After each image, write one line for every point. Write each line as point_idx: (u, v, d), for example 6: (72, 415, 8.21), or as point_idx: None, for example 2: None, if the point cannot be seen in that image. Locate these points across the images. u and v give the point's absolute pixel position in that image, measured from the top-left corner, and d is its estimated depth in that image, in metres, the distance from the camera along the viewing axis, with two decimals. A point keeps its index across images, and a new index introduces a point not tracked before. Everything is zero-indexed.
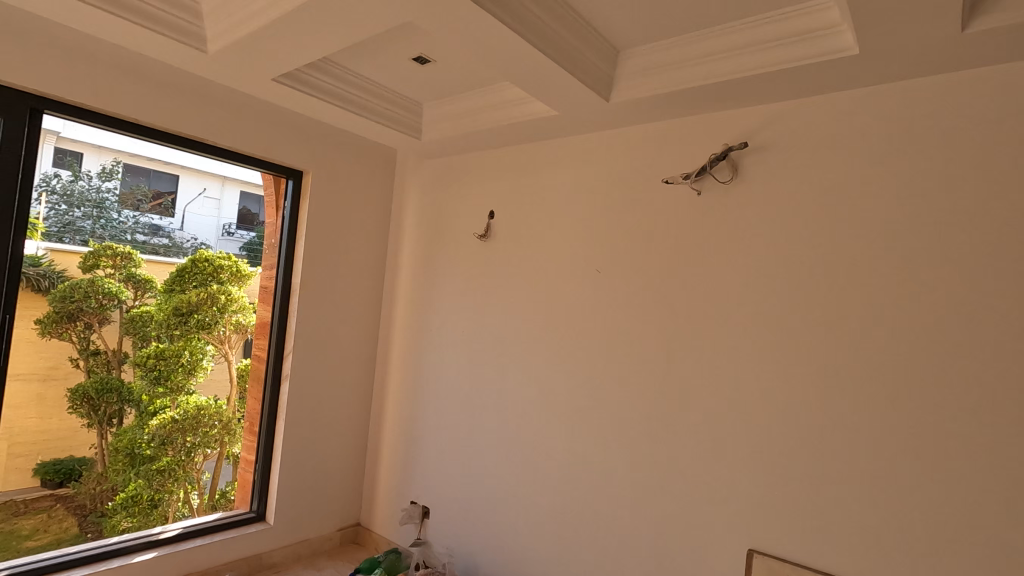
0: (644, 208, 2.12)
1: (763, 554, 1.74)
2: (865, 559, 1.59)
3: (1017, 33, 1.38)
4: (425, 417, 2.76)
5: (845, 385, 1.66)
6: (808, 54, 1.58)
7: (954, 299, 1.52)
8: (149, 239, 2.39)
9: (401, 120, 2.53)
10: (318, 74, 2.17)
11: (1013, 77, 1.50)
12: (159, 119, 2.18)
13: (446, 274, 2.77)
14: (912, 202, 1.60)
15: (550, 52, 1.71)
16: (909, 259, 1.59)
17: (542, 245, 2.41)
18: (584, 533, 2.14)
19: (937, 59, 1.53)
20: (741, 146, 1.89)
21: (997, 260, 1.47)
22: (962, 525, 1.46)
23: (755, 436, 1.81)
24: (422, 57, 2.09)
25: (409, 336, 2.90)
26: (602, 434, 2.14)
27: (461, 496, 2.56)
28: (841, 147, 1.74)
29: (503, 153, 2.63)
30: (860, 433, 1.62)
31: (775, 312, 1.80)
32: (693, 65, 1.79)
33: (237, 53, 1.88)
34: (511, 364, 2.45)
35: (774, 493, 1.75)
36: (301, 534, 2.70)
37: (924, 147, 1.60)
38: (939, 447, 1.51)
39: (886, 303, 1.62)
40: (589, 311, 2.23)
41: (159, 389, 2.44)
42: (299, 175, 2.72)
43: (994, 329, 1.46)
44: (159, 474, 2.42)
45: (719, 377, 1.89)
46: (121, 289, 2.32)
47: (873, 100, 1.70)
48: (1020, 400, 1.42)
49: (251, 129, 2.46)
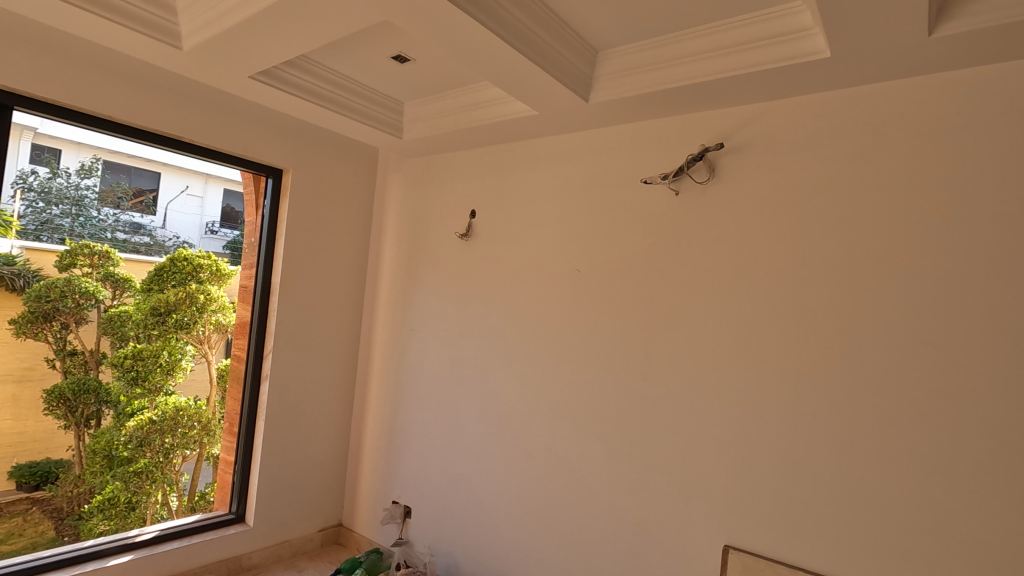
0: (623, 207, 2.14)
1: (738, 550, 1.77)
2: (835, 552, 1.63)
3: (979, 39, 1.42)
4: (407, 417, 2.75)
5: (817, 383, 1.69)
6: (786, 54, 1.59)
7: (924, 298, 1.55)
8: (130, 237, 2.35)
9: (382, 119, 2.52)
10: (297, 72, 2.16)
11: (982, 81, 1.53)
12: (136, 116, 2.15)
13: (429, 273, 2.77)
14: (885, 202, 1.63)
15: (529, 53, 1.71)
16: (881, 259, 1.62)
17: (523, 245, 2.41)
18: (565, 531, 2.15)
19: (904, 64, 1.56)
20: (717, 147, 1.91)
21: (965, 260, 1.51)
22: (927, 518, 1.50)
23: (731, 434, 1.83)
24: (401, 56, 2.08)
25: (391, 335, 2.90)
26: (581, 433, 2.15)
27: (443, 495, 2.55)
28: (816, 149, 1.76)
29: (483, 152, 2.63)
30: (831, 430, 1.66)
31: (750, 311, 1.83)
32: (672, 66, 1.80)
33: (213, 51, 1.86)
34: (493, 363, 2.45)
35: (748, 489, 1.78)
36: (282, 535, 2.68)
37: (898, 149, 1.63)
38: (909, 442, 1.54)
39: (855, 302, 1.65)
40: (568, 310, 2.24)
41: (137, 389, 2.41)
42: (279, 173, 2.69)
43: (957, 328, 1.50)
44: (136, 476, 2.38)
45: (696, 375, 1.91)
46: (98, 288, 2.30)
47: (843, 103, 1.73)
48: (980, 397, 1.46)
49: (230, 126, 2.43)
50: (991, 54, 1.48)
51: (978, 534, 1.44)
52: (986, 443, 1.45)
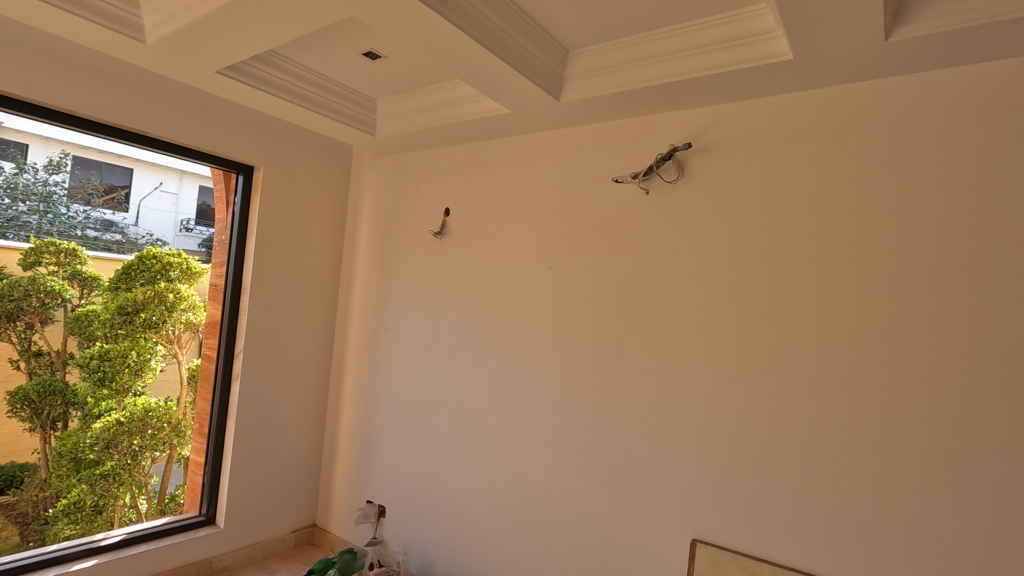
0: (596, 206, 2.15)
1: (706, 543, 1.80)
2: (797, 544, 1.67)
3: (935, 43, 1.46)
4: (381, 416, 2.74)
5: (780, 379, 1.73)
6: (747, 57, 1.63)
7: (884, 295, 1.60)
8: (101, 235, 2.27)
9: (355, 117, 2.50)
10: (265, 66, 2.12)
11: (938, 85, 1.58)
12: (100, 111, 2.10)
13: (403, 272, 2.75)
14: (847, 202, 1.67)
15: (499, 52, 1.72)
16: (841, 258, 1.67)
17: (496, 243, 2.42)
18: (537, 529, 2.16)
19: (864, 67, 1.60)
20: (685, 147, 1.93)
21: (921, 258, 1.56)
22: (884, 508, 1.55)
23: (700, 430, 1.86)
24: (372, 52, 2.06)
25: (365, 335, 2.88)
26: (554, 431, 2.16)
27: (417, 495, 2.55)
28: (781, 149, 1.80)
29: (458, 150, 2.62)
30: (794, 424, 1.70)
31: (718, 309, 1.86)
32: (639, 67, 1.82)
33: (178, 44, 1.82)
34: (467, 363, 2.44)
35: (716, 485, 1.81)
36: (254, 536, 2.65)
37: (859, 149, 1.67)
38: (868, 435, 1.59)
39: (817, 300, 1.69)
40: (540, 309, 2.25)
41: (104, 391, 2.29)
42: (250, 170, 2.66)
43: (915, 326, 1.55)
44: (103, 478, 2.30)
45: (665, 373, 1.94)
46: (64, 288, 2.17)
47: (807, 105, 1.77)
48: (933, 393, 1.51)
49: (199, 123, 2.39)
50: (946, 58, 1.53)
51: (933, 525, 1.49)
52: (940, 436, 1.50)
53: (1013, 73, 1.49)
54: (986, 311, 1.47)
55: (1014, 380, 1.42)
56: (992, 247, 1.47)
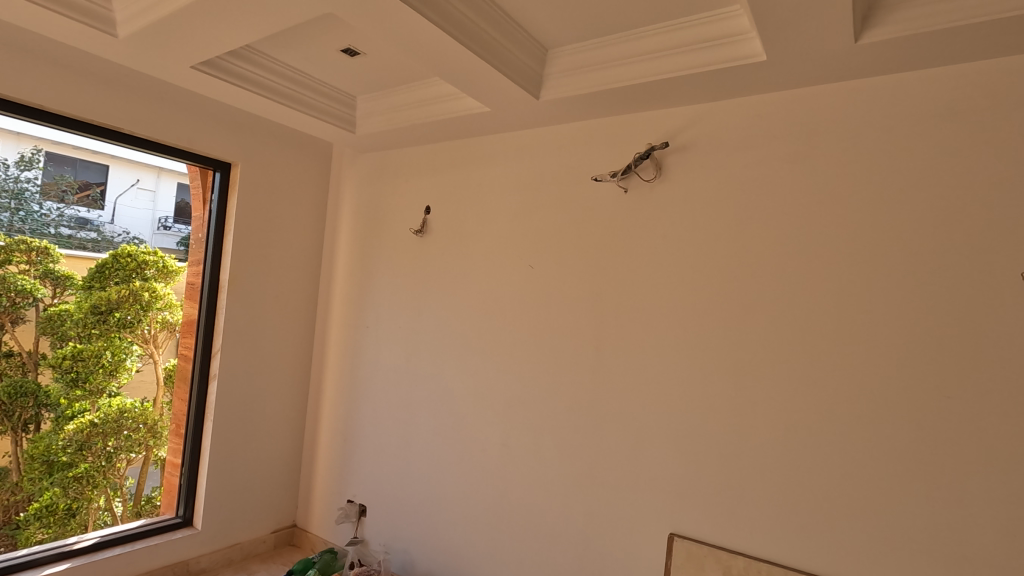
0: (575, 204, 2.16)
1: (684, 538, 1.82)
2: (771, 536, 1.70)
3: (902, 46, 1.49)
4: (362, 415, 2.73)
5: (755, 375, 1.77)
6: (720, 59, 1.65)
7: (853, 292, 1.64)
8: (75, 233, 2.22)
9: (335, 114, 2.48)
10: (240, 61, 2.09)
11: (906, 87, 1.62)
12: (72, 107, 2.06)
13: (384, 269, 2.74)
14: (819, 200, 1.71)
15: (477, 50, 1.71)
16: (814, 256, 1.70)
17: (477, 241, 2.42)
18: (517, 526, 2.17)
19: (835, 69, 1.64)
20: (662, 146, 1.95)
21: (890, 257, 1.60)
22: (853, 500, 1.59)
23: (677, 425, 1.88)
24: (351, 49, 2.05)
25: (346, 334, 2.86)
26: (534, 428, 2.17)
27: (398, 494, 2.54)
28: (756, 148, 1.83)
29: (439, 148, 2.61)
30: (767, 419, 1.74)
31: (694, 306, 1.89)
32: (616, 66, 1.83)
33: (151, 38, 1.79)
34: (448, 361, 2.44)
35: (692, 479, 1.84)
36: (233, 537, 2.62)
37: (829, 150, 1.71)
38: (839, 429, 1.63)
39: (788, 298, 1.73)
40: (520, 306, 2.25)
41: (77, 391, 2.23)
42: (227, 167, 2.63)
43: (883, 323, 1.59)
44: (76, 481, 2.24)
45: (643, 370, 1.96)
46: (36, 287, 2.11)
47: (780, 105, 1.80)
48: (901, 387, 1.56)
49: (174, 119, 2.36)
50: (913, 61, 1.57)
51: (900, 515, 1.53)
52: (907, 430, 1.54)
53: (975, 77, 1.54)
54: (949, 307, 1.52)
55: (977, 373, 1.47)
56: (956, 246, 1.52)
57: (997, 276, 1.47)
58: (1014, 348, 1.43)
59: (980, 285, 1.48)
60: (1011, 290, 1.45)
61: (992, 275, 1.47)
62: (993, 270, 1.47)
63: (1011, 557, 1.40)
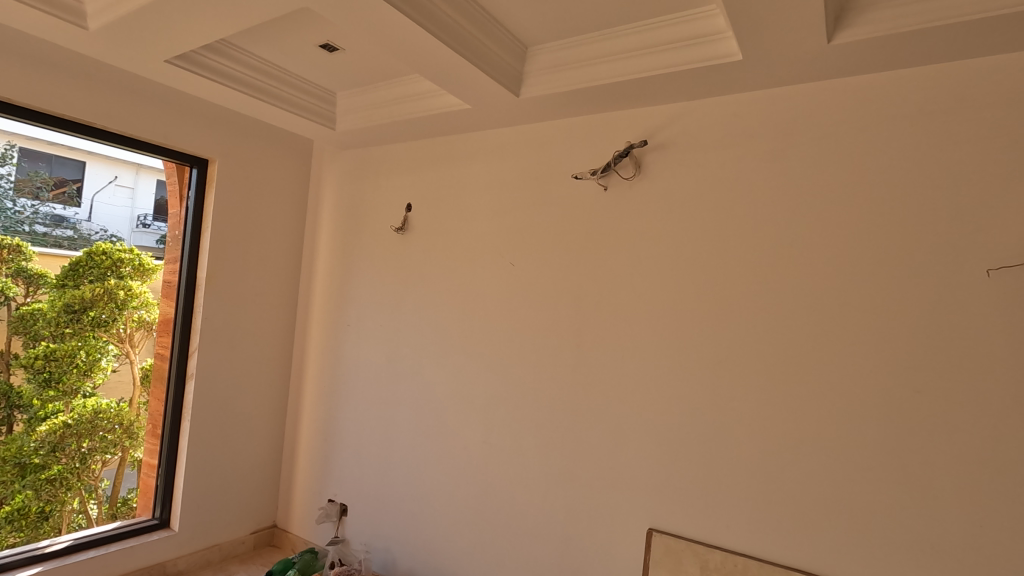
0: (556, 202, 2.17)
1: (662, 533, 1.84)
2: (747, 529, 1.72)
3: (873, 47, 1.52)
4: (343, 414, 2.71)
5: (732, 370, 1.79)
6: (696, 58, 1.67)
7: (827, 288, 1.67)
8: (51, 230, 2.17)
9: (314, 110, 2.46)
10: (214, 55, 2.07)
11: (878, 88, 1.65)
12: (44, 101, 2.02)
13: (364, 267, 2.72)
14: (794, 198, 1.74)
15: (457, 47, 1.71)
16: (789, 253, 1.73)
17: (457, 238, 2.41)
18: (499, 524, 2.17)
19: (808, 69, 1.66)
20: (641, 144, 1.97)
21: (860, 254, 1.63)
22: (825, 493, 1.62)
23: (655, 421, 1.90)
24: (329, 44, 2.03)
25: (326, 332, 2.84)
26: (515, 425, 2.17)
27: (380, 493, 2.52)
28: (733, 147, 1.85)
29: (420, 145, 2.60)
30: (744, 414, 1.76)
31: (673, 303, 1.90)
32: (594, 65, 1.84)
33: (123, 31, 1.76)
34: (429, 359, 2.44)
35: (671, 475, 1.85)
36: (211, 538, 2.59)
37: (803, 149, 1.74)
38: (813, 423, 1.66)
39: (764, 295, 1.76)
40: (501, 303, 2.26)
41: (50, 392, 2.16)
42: (204, 164, 2.59)
43: (855, 319, 1.62)
44: (49, 484, 2.18)
45: (622, 365, 1.97)
46: (7, 285, 2.05)
47: (756, 105, 1.82)
48: (870, 381, 1.59)
49: (150, 114, 2.32)
50: (884, 61, 1.60)
51: (871, 507, 1.56)
52: (878, 424, 1.57)
53: (942, 77, 1.57)
54: (918, 303, 1.55)
55: (943, 366, 1.51)
56: (924, 243, 1.55)
57: (963, 272, 1.50)
58: (979, 342, 1.48)
59: (946, 281, 1.52)
60: (976, 286, 1.49)
61: (959, 272, 1.51)
62: (959, 268, 1.51)
63: (976, 547, 1.44)
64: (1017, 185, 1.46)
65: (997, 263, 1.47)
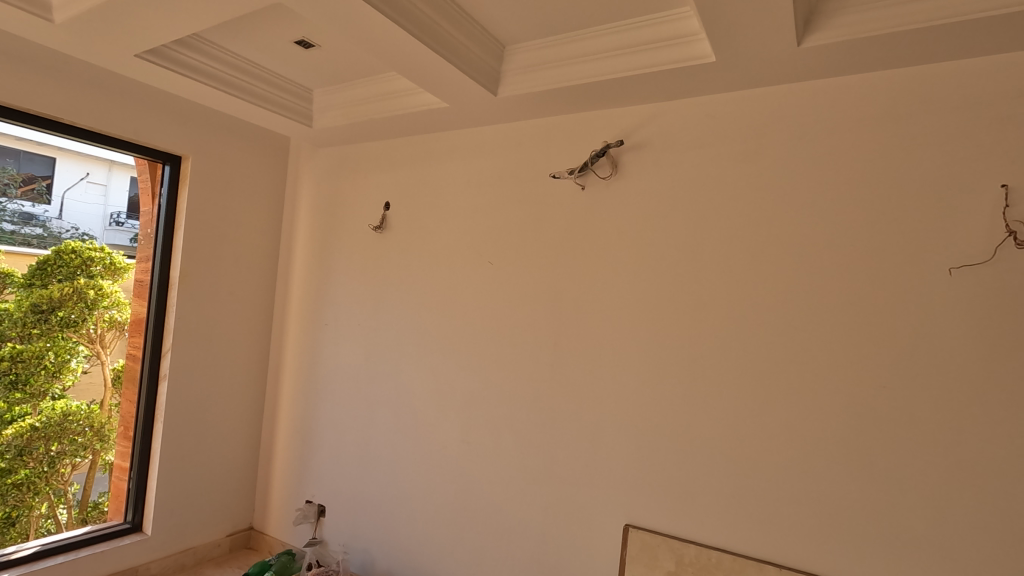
0: (534, 201, 2.17)
1: (638, 529, 1.86)
2: (721, 524, 1.75)
3: (840, 51, 1.56)
4: (321, 414, 2.68)
5: (707, 368, 1.81)
6: (670, 59, 1.69)
7: (797, 287, 1.70)
8: (18, 228, 2.11)
9: (291, 107, 2.43)
10: (187, 51, 2.03)
11: (845, 91, 1.69)
12: (9, 95, 1.96)
13: (342, 266, 2.70)
14: (767, 198, 1.77)
15: (434, 46, 1.70)
16: (760, 253, 1.76)
17: (436, 237, 2.41)
18: (478, 523, 2.17)
19: (779, 71, 1.70)
20: (617, 144, 1.98)
21: (829, 255, 1.67)
22: (796, 487, 1.66)
23: (631, 419, 1.92)
24: (305, 40, 2.01)
25: (304, 331, 2.81)
26: (493, 424, 2.18)
27: (359, 494, 2.50)
28: (707, 148, 1.87)
29: (398, 143, 2.58)
30: (717, 411, 1.79)
31: (649, 301, 1.92)
32: (571, 65, 1.85)
33: (91, 24, 1.72)
34: (408, 359, 2.42)
35: (647, 471, 1.88)
36: (185, 541, 2.55)
37: (774, 150, 1.77)
38: (784, 419, 1.69)
39: (737, 293, 1.79)
40: (479, 302, 2.26)
41: (17, 394, 2.10)
42: (177, 160, 2.54)
43: (825, 317, 1.66)
44: (16, 488, 2.11)
45: (600, 363, 1.99)
46: None
47: (728, 106, 1.85)
48: (838, 377, 1.63)
49: (122, 109, 2.27)
50: (851, 65, 1.64)
51: (839, 501, 1.60)
52: (846, 420, 1.61)
53: (907, 82, 1.62)
54: (883, 302, 1.59)
55: (907, 363, 1.55)
56: (890, 243, 1.60)
57: (926, 272, 1.55)
58: (940, 339, 1.52)
59: (911, 280, 1.57)
60: (938, 285, 1.54)
61: (922, 272, 1.56)
62: (922, 267, 1.56)
63: (937, 537, 1.49)
64: (977, 187, 1.52)
65: (958, 262, 1.52)
